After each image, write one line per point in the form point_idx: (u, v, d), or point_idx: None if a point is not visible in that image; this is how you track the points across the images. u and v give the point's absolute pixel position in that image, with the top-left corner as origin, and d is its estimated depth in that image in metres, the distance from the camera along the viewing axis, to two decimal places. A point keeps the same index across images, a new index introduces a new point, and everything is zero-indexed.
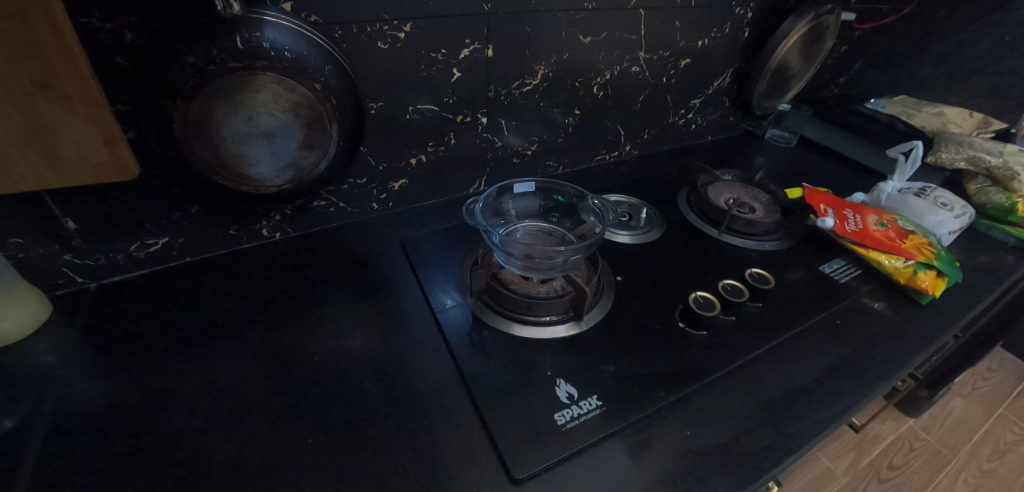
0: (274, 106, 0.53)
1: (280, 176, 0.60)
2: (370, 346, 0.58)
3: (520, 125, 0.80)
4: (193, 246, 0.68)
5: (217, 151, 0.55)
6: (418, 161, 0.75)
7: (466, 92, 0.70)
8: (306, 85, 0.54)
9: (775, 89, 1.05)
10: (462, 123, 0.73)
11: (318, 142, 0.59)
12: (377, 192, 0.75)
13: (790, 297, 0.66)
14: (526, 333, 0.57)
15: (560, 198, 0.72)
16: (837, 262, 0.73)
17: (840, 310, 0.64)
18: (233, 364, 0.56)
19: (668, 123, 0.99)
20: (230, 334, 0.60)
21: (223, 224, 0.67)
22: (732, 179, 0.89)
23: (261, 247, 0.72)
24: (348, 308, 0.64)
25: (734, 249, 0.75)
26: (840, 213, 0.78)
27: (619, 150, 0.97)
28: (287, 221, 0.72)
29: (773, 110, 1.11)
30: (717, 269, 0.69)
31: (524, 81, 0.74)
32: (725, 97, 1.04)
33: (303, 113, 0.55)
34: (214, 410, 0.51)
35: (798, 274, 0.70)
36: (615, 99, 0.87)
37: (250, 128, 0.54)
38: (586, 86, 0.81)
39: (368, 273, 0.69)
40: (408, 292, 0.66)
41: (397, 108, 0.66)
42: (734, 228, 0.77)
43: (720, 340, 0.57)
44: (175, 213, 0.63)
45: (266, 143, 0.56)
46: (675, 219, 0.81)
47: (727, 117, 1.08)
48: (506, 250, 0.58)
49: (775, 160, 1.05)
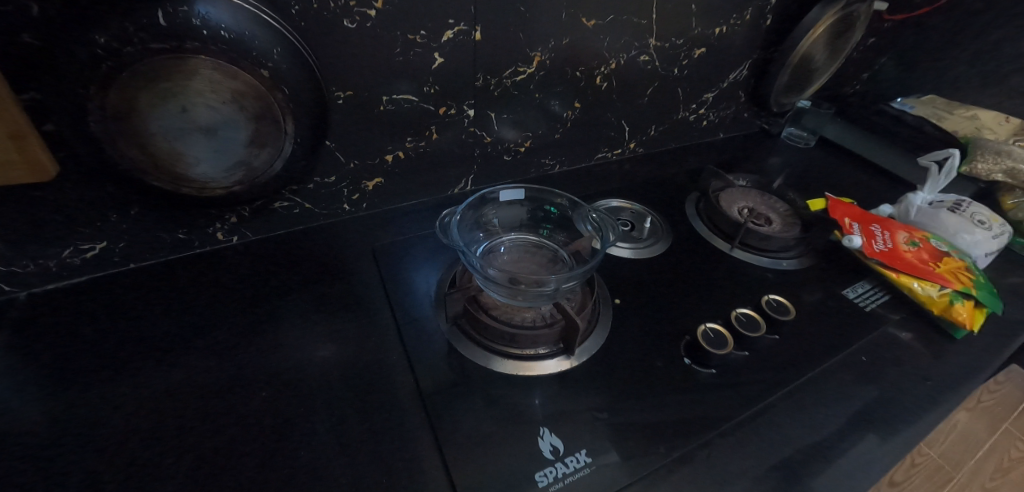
0: (213, 97, 0.45)
1: (227, 176, 0.52)
2: (330, 372, 0.50)
3: (512, 118, 0.71)
4: (138, 250, 0.59)
5: (147, 148, 0.46)
6: (395, 157, 0.66)
7: (450, 80, 0.61)
8: (251, 71, 0.45)
9: (796, 84, 0.96)
10: (445, 116, 0.65)
11: (270, 138, 0.50)
12: (349, 192, 0.67)
13: (811, 328, 0.58)
14: (507, 368, 0.50)
15: (553, 208, 0.63)
16: (861, 285, 0.65)
17: (866, 344, 0.57)
18: (169, 389, 0.48)
19: (677, 119, 0.90)
20: (168, 354, 0.51)
21: (171, 227, 0.59)
22: (747, 185, 0.80)
23: (216, 252, 0.64)
24: (309, 326, 0.55)
25: (747, 267, 0.67)
26: (867, 229, 0.70)
27: (623, 147, 0.89)
28: (245, 224, 0.63)
29: (791, 107, 1.02)
30: (728, 293, 0.62)
31: (517, 69, 0.65)
32: (741, 92, 0.94)
33: (249, 104, 0.47)
34: (140, 447, 0.42)
35: (819, 300, 0.63)
36: (621, 91, 0.78)
37: (185, 122, 0.45)
38: (587, 76, 0.72)
39: (334, 285, 0.61)
40: (377, 309, 0.58)
41: (370, 98, 0.57)
42: (747, 243, 0.70)
43: (732, 381, 0.50)
44: (112, 215, 0.54)
45: (206, 139, 0.47)
46: (683, 230, 0.73)
47: (741, 113, 0.99)
48: (486, 274, 0.49)
49: (792, 162, 0.97)
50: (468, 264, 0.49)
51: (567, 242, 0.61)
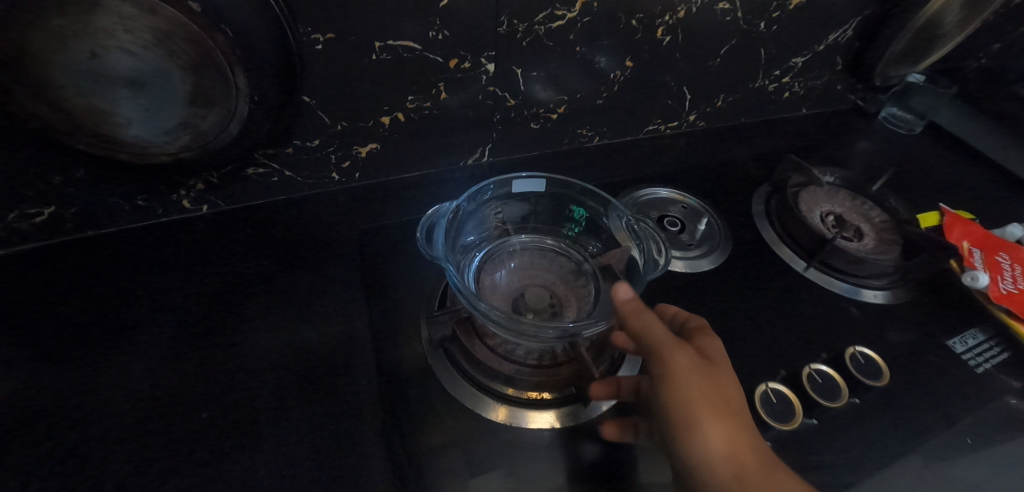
0: (129, 39, 0.34)
1: (170, 141, 0.42)
2: (289, 393, 0.41)
3: (544, 75, 0.56)
4: (93, 217, 0.48)
5: (57, 104, 0.36)
6: (393, 120, 0.53)
7: (464, 24, 0.46)
8: (176, 5, 0.34)
9: (910, 53, 0.76)
10: (456, 70, 0.50)
11: (217, 95, 0.40)
12: (338, 160, 0.55)
13: (905, 393, 0.45)
14: (505, 415, 0.40)
15: (578, 205, 0.51)
16: (973, 336, 0.50)
17: (977, 421, 0.44)
18: (106, 403, 0.39)
19: (753, 88, 0.72)
20: (111, 350, 0.42)
21: (128, 193, 0.47)
22: (835, 182, 0.64)
23: (185, 222, 0.53)
24: (275, 330, 0.45)
25: (825, 296, 0.53)
26: (991, 259, 0.54)
27: (680, 120, 0.72)
28: (215, 192, 0.52)
29: (900, 80, 0.81)
30: (797, 333, 0.48)
31: (554, 12, 0.49)
32: (840, 58, 0.74)
33: (181, 49, 0.36)
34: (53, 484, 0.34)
35: (919, 352, 0.49)
36: (687, 48, 0.61)
37: (99, 72, 0.35)
38: (646, 26, 0.55)
39: (312, 275, 0.51)
40: (359, 313, 0.48)
41: (357, 44, 0.43)
42: (829, 264, 0.55)
43: (793, 464, 0.38)
44: (54, 178, 0.43)
45: (133, 94, 0.37)
46: (745, 237, 0.58)
47: (835, 84, 0.79)
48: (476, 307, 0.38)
49: (890, 152, 0.78)
50: (459, 297, 0.38)
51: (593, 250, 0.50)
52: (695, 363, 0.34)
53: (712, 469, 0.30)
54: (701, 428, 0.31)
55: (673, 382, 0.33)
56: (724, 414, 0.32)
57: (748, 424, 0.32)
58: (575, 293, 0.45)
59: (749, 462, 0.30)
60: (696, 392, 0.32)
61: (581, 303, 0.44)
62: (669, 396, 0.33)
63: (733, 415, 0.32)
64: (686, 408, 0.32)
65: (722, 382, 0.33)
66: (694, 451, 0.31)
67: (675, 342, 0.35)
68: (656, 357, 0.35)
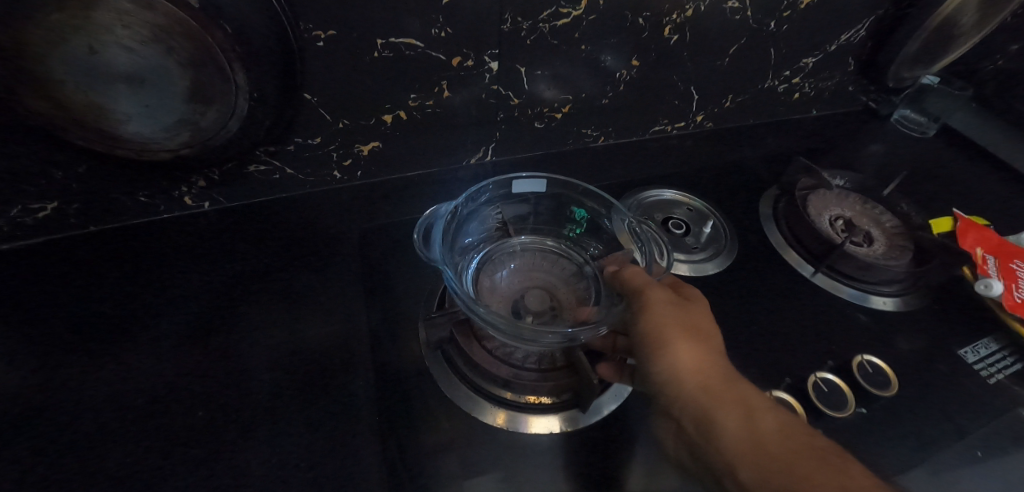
0: (128, 34, 0.34)
1: (170, 137, 0.42)
2: (286, 392, 0.40)
3: (549, 74, 0.55)
4: (95, 213, 0.48)
5: (57, 100, 0.36)
6: (396, 118, 0.52)
7: (467, 21, 0.46)
8: None
9: (926, 53, 0.74)
10: (459, 68, 0.50)
11: (216, 91, 0.40)
12: (339, 158, 0.54)
13: (915, 404, 0.43)
14: (504, 420, 0.40)
15: (579, 206, 0.50)
16: (986, 346, 0.49)
17: (989, 434, 0.42)
18: (105, 399, 0.39)
19: (762, 89, 0.71)
20: (110, 346, 0.42)
21: (129, 189, 0.47)
22: (844, 185, 0.62)
23: (187, 219, 0.53)
24: (273, 329, 0.45)
25: (832, 302, 0.52)
26: (1006, 267, 0.53)
27: (687, 120, 0.71)
28: (217, 189, 0.52)
29: (914, 81, 0.79)
30: (803, 341, 0.47)
31: (559, 9, 0.48)
32: (852, 58, 0.73)
33: (179, 45, 0.36)
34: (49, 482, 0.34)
35: (931, 361, 0.47)
36: (695, 47, 0.60)
37: (98, 68, 0.35)
38: (653, 24, 0.54)
39: (312, 273, 0.51)
40: (358, 313, 0.48)
41: (359, 41, 0.43)
42: (838, 269, 0.54)
43: None
44: (55, 173, 0.42)
45: (132, 90, 0.37)
46: (752, 241, 0.57)
47: (847, 85, 0.78)
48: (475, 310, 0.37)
49: (903, 155, 0.76)
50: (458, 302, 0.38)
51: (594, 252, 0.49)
52: (671, 298, 0.38)
53: (680, 379, 0.34)
54: (672, 347, 0.35)
55: (649, 310, 0.37)
56: (694, 338, 0.35)
57: (717, 347, 0.36)
58: (575, 296, 0.45)
59: (714, 377, 0.33)
60: (669, 318, 0.36)
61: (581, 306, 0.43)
62: (645, 322, 0.37)
63: (706, 340, 0.36)
64: (660, 331, 0.36)
65: (694, 315, 0.37)
66: (664, 365, 0.35)
67: (654, 283, 0.39)
68: (636, 293, 0.39)
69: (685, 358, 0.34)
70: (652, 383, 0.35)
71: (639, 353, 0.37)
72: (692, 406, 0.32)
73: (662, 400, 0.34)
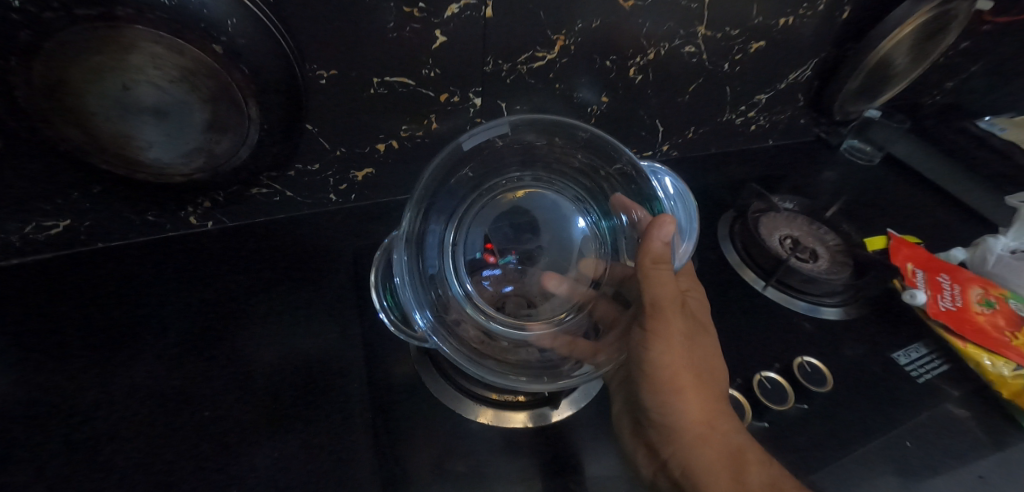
0: (158, 73, 0.39)
1: (186, 162, 0.46)
2: (284, 393, 0.44)
3: (528, 108, 0.62)
4: (104, 231, 0.52)
5: (88, 129, 0.40)
6: (388, 147, 0.58)
7: (452, 64, 0.52)
8: (201, 46, 0.38)
9: (865, 92, 0.83)
10: (446, 103, 0.56)
11: (231, 122, 0.45)
12: (335, 182, 0.59)
13: (850, 400, 0.49)
14: (489, 417, 0.44)
15: (562, 155, 0.52)
16: (915, 349, 0.55)
17: (915, 426, 0.48)
18: (114, 401, 0.42)
19: (721, 122, 0.79)
20: (118, 354, 0.45)
21: (140, 209, 0.52)
22: (793, 208, 0.69)
23: (190, 237, 0.57)
24: (272, 337, 0.49)
25: (780, 312, 0.58)
26: (931, 279, 0.59)
27: (654, 149, 0.79)
28: (221, 209, 0.56)
29: (859, 115, 0.88)
30: (754, 345, 0.53)
31: (535, 53, 0.55)
32: (801, 94, 0.81)
33: (202, 84, 0.41)
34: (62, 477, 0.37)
35: (866, 363, 0.53)
36: (658, 85, 0.67)
37: (127, 101, 0.40)
38: (619, 66, 0.61)
39: (308, 286, 0.55)
40: (350, 322, 0.52)
41: (357, 80, 0.49)
42: (785, 283, 0.59)
43: None
44: (73, 193, 0.47)
45: (156, 121, 0.42)
46: (711, 257, 0.63)
47: (798, 118, 0.86)
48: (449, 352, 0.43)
49: (850, 181, 0.84)
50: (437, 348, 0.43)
51: (597, 195, 0.54)
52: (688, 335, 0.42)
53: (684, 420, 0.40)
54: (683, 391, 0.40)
55: (672, 349, 0.41)
56: (702, 385, 0.41)
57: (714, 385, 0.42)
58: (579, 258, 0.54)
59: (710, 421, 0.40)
60: (686, 366, 0.41)
61: (597, 265, 0.53)
62: (663, 362, 0.41)
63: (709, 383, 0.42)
64: (677, 380, 0.41)
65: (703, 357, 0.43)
66: (674, 409, 0.41)
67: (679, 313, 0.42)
68: (658, 321, 0.41)
69: (695, 406, 0.41)
70: (658, 416, 0.41)
71: (646, 383, 0.41)
72: (690, 454, 0.39)
73: (662, 435, 0.41)
